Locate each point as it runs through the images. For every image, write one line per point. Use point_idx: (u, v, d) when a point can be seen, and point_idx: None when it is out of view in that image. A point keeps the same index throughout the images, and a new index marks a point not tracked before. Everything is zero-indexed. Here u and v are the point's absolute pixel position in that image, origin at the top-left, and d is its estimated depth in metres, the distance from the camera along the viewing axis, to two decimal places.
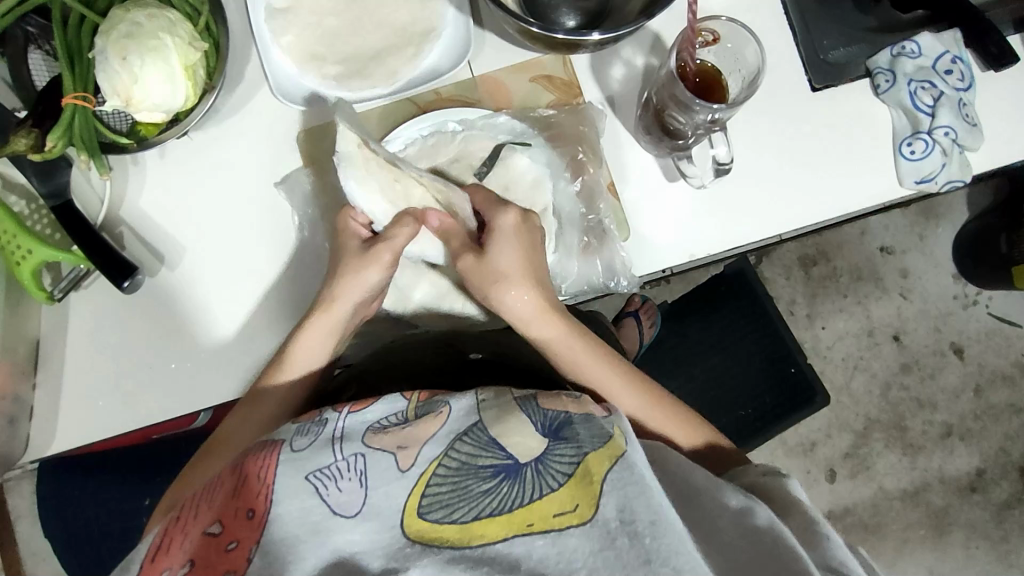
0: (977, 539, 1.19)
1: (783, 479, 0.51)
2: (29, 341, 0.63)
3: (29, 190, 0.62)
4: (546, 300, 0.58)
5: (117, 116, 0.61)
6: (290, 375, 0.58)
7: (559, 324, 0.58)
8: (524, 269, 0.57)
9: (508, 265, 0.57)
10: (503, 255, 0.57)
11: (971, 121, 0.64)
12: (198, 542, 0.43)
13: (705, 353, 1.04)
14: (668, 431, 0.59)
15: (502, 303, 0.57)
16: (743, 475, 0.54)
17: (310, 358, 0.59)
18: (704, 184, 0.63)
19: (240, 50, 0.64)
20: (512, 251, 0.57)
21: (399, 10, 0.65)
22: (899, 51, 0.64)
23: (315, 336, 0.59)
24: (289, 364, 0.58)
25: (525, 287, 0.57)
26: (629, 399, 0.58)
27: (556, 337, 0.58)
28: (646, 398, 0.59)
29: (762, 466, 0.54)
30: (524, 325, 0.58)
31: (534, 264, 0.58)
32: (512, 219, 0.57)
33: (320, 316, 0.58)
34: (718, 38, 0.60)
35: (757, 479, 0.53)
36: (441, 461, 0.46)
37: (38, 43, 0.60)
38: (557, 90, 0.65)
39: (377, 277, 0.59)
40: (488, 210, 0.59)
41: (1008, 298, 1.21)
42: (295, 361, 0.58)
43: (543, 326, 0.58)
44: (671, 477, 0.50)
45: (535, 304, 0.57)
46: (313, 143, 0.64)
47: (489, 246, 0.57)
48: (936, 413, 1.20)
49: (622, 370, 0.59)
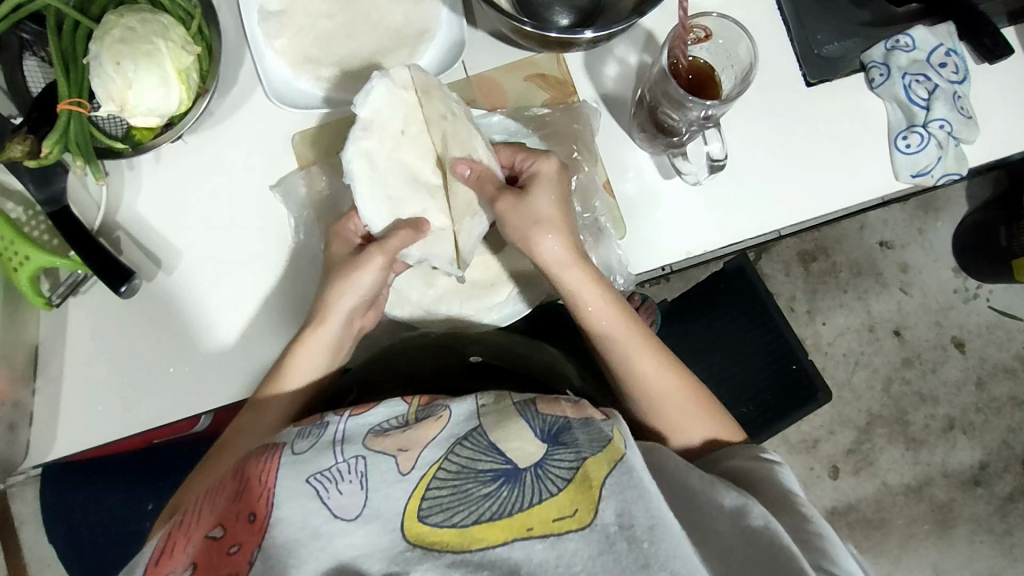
0: (982, 533, 1.18)
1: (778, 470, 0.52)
2: (29, 348, 0.63)
3: (26, 196, 0.62)
4: (578, 249, 0.59)
5: (113, 121, 0.62)
6: (288, 386, 0.59)
7: (593, 279, 0.58)
8: (557, 215, 0.58)
9: (547, 210, 0.58)
10: (545, 198, 0.58)
11: (966, 113, 0.64)
12: (201, 546, 0.44)
13: (709, 351, 1.04)
14: (677, 409, 0.59)
15: (539, 245, 0.57)
16: (734, 457, 0.56)
17: (307, 373, 0.59)
18: (699, 181, 0.63)
19: (233, 54, 0.65)
20: (551, 195, 0.58)
21: (392, 11, 0.65)
22: (892, 45, 0.65)
23: (313, 348, 0.59)
24: (293, 373, 0.59)
25: (558, 233, 0.58)
26: (649, 365, 0.59)
27: (582, 285, 0.58)
28: (664, 363, 0.59)
29: (749, 451, 0.55)
30: (550, 270, 0.58)
31: (566, 210, 0.59)
32: (553, 167, 0.59)
33: (317, 327, 0.59)
34: (710, 34, 0.61)
35: (749, 464, 0.54)
36: (441, 465, 0.46)
37: (33, 50, 0.60)
38: (551, 88, 0.65)
39: (371, 278, 0.58)
40: (526, 158, 0.60)
41: (1008, 291, 1.21)
42: (294, 371, 0.59)
43: (574, 274, 0.58)
44: (669, 483, 0.50)
45: (568, 251, 0.58)
46: (310, 146, 0.65)
47: (531, 190, 0.58)
48: (938, 408, 1.20)
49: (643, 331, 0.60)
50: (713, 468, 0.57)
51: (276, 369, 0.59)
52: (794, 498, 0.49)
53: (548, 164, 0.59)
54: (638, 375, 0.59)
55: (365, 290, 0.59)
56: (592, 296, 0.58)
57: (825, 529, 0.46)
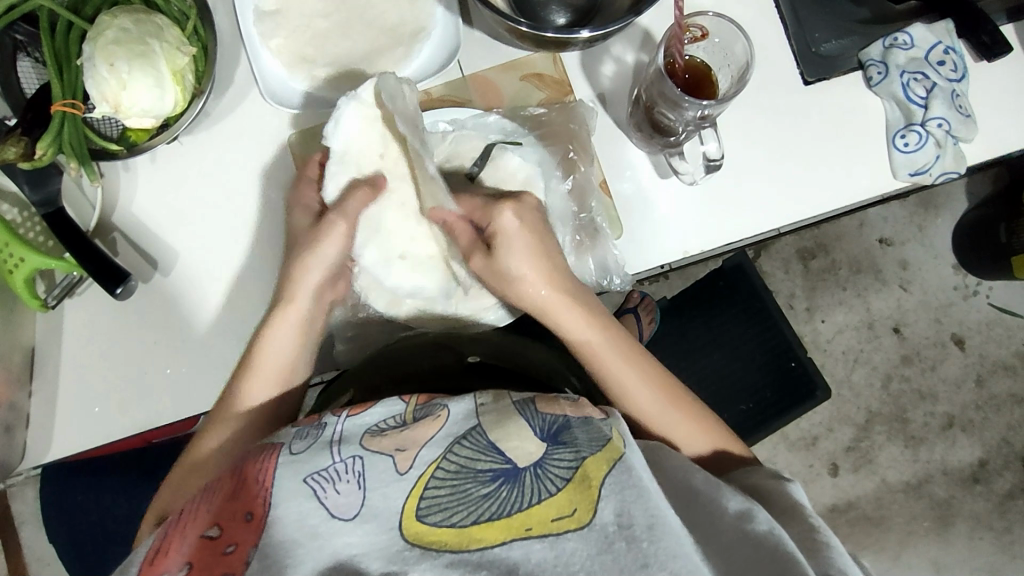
0: (981, 530, 1.18)
1: (784, 480, 0.52)
2: (25, 349, 0.63)
3: (21, 197, 0.62)
4: (563, 289, 0.58)
5: (107, 122, 0.61)
6: (264, 373, 0.58)
7: (581, 317, 0.58)
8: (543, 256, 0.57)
9: (525, 263, 0.57)
10: (518, 250, 0.56)
11: (964, 112, 0.63)
12: (196, 545, 0.44)
13: (706, 349, 1.04)
14: (683, 436, 0.58)
15: (523, 292, 0.57)
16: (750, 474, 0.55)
17: (282, 353, 0.58)
18: (696, 181, 0.63)
19: (229, 54, 0.64)
20: (527, 242, 0.57)
21: (387, 10, 0.64)
22: (891, 43, 0.64)
23: (284, 326, 0.58)
24: (264, 353, 0.58)
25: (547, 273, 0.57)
26: (650, 399, 0.58)
27: (571, 322, 0.58)
28: (667, 397, 0.59)
29: (766, 469, 0.54)
30: (542, 312, 0.58)
31: (546, 251, 0.58)
32: (530, 203, 0.58)
33: (288, 304, 0.59)
34: (707, 33, 0.60)
35: (761, 481, 0.53)
36: (440, 463, 0.46)
37: (27, 50, 0.60)
38: (548, 88, 0.65)
39: (334, 249, 0.60)
40: (501, 202, 0.59)
41: (1008, 287, 1.21)
42: (267, 351, 0.58)
43: (564, 313, 0.58)
44: (673, 480, 0.50)
45: (551, 295, 0.57)
46: (306, 144, 0.64)
47: (502, 243, 0.56)
48: (937, 405, 1.20)
49: (641, 363, 0.59)
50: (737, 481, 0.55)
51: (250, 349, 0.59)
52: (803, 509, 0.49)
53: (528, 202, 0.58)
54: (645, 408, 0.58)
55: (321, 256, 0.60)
56: (590, 333, 0.58)
57: (829, 538, 0.46)
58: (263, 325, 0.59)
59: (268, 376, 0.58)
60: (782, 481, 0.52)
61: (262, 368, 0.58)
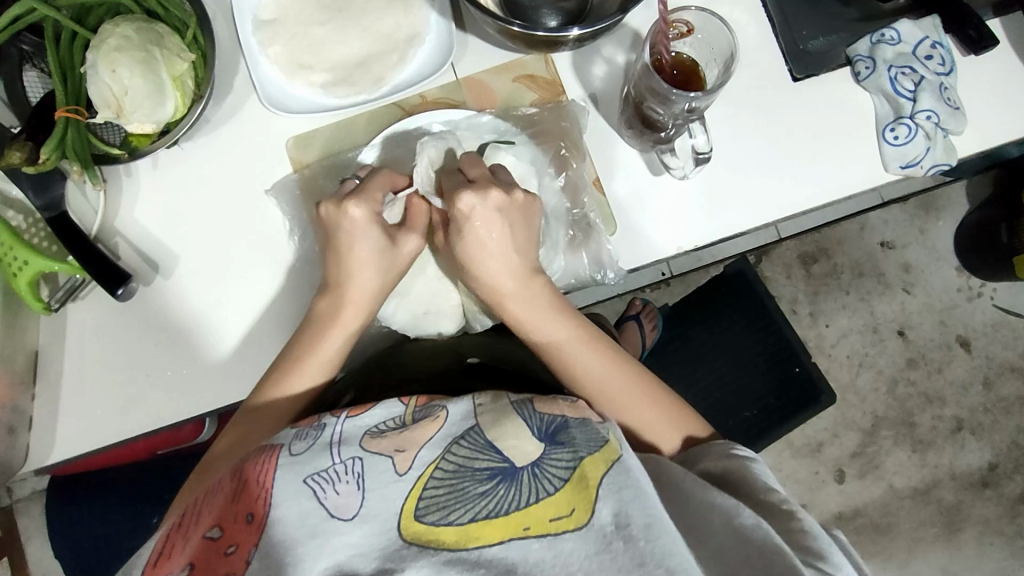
0: (993, 535, 1.17)
1: (745, 458, 0.52)
2: (29, 353, 0.64)
3: (27, 204, 0.64)
4: (525, 275, 0.58)
5: (111, 129, 0.63)
6: (308, 371, 0.58)
7: (541, 302, 0.58)
8: (510, 252, 0.57)
9: (492, 244, 0.56)
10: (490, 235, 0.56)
11: (953, 104, 0.64)
12: (199, 546, 0.44)
13: (710, 356, 1.05)
14: (639, 422, 0.58)
15: (483, 280, 0.58)
16: (706, 457, 0.54)
17: (331, 358, 0.59)
18: (687, 175, 0.63)
19: (229, 62, 0.66)
20: (501, 231, 0.56)
21: (382, 17, 0.66)
22: (878, 39, 0.65)
23: (340, 333, 0.59)
24: (319, 353, 0.58)
25: (501, 258, 0.57)
26: (603, 378, 0.58)
27: (527, 314, 0.58)
28: (622, 376, 0.59)
29: (724, 447, 0.54)
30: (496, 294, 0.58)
31: (525, 242, 0.58)
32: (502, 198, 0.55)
33: (345, 313, 0.59)
34: (692, 29, 0.61)
35: (722, 466, 0.53)
36: (439, 464, 0.46)
37: (33, 61, 0.62)
38: (540, 89, 0.66)
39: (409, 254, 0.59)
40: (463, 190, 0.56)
41: (1012, 289, 1.20)
42: (323, 351, 0.58)
43: (522, 303, 0.58)
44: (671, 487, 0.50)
45: (510, 280, 0.58)
46: (303, 149, 0.66)
47: (470, 231, 0.56)
48: (944, 409, 1.19)
49: (601, 347, 0.59)
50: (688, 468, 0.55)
51: (302, 348, 0.58)
52: (773, 496, 0.49)
53: (492, 197, 0.55)
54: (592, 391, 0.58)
55: (397, 268, 0.59)
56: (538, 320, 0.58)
57: (809, 523, 0.46)
58: (318, 326, 0.58)
59: (310, 376, 0.58)
60: (744, 459, 0.52)
61: (315, 365, 0.58)
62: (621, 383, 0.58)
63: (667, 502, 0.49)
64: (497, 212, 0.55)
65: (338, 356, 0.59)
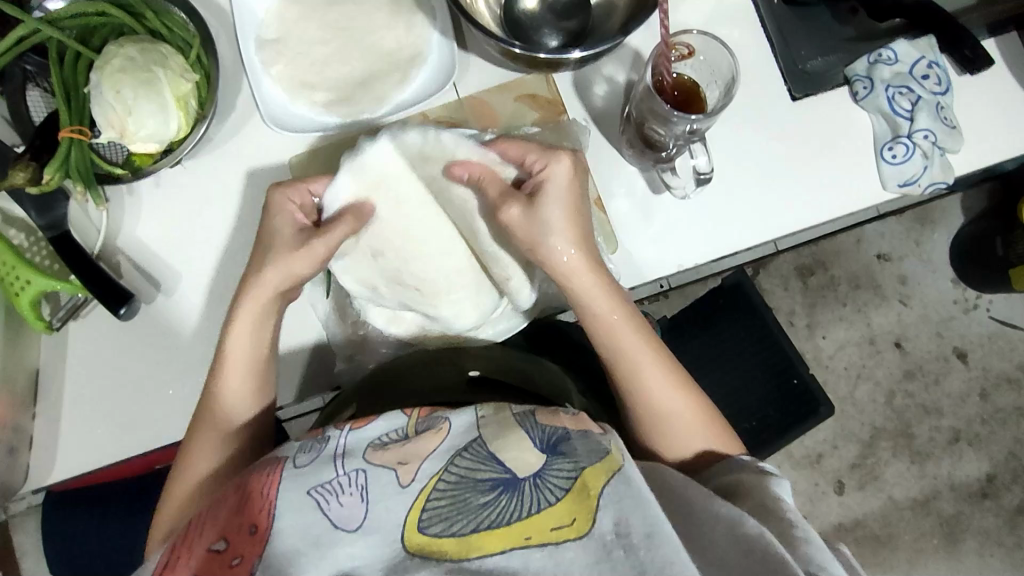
0: (993, 546, 1.17)
1: (772, 475, 0.53)
2: (29, 373, 0.64)
3: (29, 223, 0.64)
4: (591, 255, 0.58)
5: (114, 148, 0.63)
6: (232, 371, 0.58)
7: (606, 285, 0.58)
8: (569, 215, 0.57)
9: (561, 216, 0.56)
10: (559, 202, 0.57)
11: (950, 123, 0.65)
12: (202, 560, 0.43)
13: (708, 365, 1.06)
14: (682, 419, 0.58)
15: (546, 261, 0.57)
16: (729, 471, 0.55)
17: (247, 348, 0.59)
18: (687, 195, 0.64)
19: (232, 81, 0.66)
20: (563, 210, 0.57)
21: (384, 37, 0.66)
22: (875, 59, 0.66)
23: (247, 312, 0.58)
24: (234, 338, 0.58)
25: (574, 242, 0.57)
26: (655, 375, 0.58)
27: (593, 290, 0.58)
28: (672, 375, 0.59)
29: (751, 463, 0.54)
30: (566, 281, 0.58)
31: (580, 214, 0.58)
32: (565, 169, 0.57)
33: (256, 284, 0.58)
34: (693, 51, 0.62)
35: (745, 477, 0.53)
36: (441, 476, 0.46)
37: (36, 81, 0.62)
38: (542, 108, 0.66)
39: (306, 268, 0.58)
40: (537, 159, 0.58)
41: (1008, 301, 1.21)
42: (240, 339, 0.58)
43: (586, 281, 0.58)
44: (671, 494, 0.50)
45: (575, 259, 0.57)
46: (306, 168, 0.65)
47: (541, 200, 0.56)
48: (942, 420, 1.20)
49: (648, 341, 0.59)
50: (713, 480, 0.56)
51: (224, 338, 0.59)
52: (779, 505, 0.49)
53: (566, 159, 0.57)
54: (633, 389, 0.59)
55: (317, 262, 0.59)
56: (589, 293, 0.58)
57: (810, 534, 0.46)
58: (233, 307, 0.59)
59: (240, 368, 0.58)
60: (768, 475, 0.53)
61: (237, 352, 0.58)
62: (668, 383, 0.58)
63: (671, 513, 0.49)
64: (569, 183, 0.57)
65: (257, 339, 0.59)
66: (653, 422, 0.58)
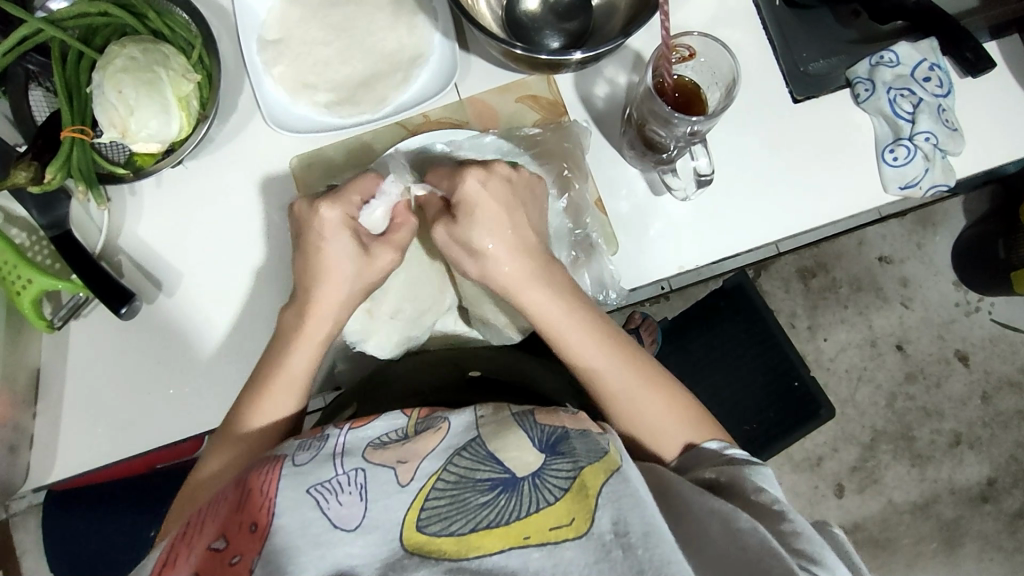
0: (993, 550, 1.17)
1: (753, 464, 0.52)
2: (30, 371, 0.64)
3: (31, 222, 0.64)
4: (531, 258, 0.56)
5: (115, 147, 0.63)
6: (283, 389, 0.57)
7: (560, 292, 0.56)
8: (502, 229, 0.55)
9: (481, 234, 0.55)
10: (482, 218, 0.54)
11: (951, 126, 0.65)
12: (202, 557, 0.43)
13: (709, 369, 1.05)
14: (651, 416, 0.56)
15: (487, 270, 0.56)
16: (698, 465, 0.54)
17: (306, 370, 0.57)
18: (688, 196, 0.64)
19: (233, 82, 0.66)
20: (485, 218, 0.54)
21: (386, 37, 0.67)
22: (876, 61, 0.66)
23: (306, 341, 0.57)
24: (293, 364, 0.57)
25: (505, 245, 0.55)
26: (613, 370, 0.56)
27: (546, 297, 0.56)
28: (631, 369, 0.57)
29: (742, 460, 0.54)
30: (512, 289, 0.56)
31: (507, 212, 0.55)
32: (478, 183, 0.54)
33: (307, 323, 0.57)
34: (694, 53, 0.62)
35: (718, 470, 0.53)
36: (440, 475, 0.46)
37: (38, 80, 0.62)
38: (542, 109, 0.67)
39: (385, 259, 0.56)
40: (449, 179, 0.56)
41: (1010, 303, 1.21)
42: (293, 366, 0.57)
43: (533, 286, 0.56)
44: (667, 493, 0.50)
45: (515, 262, 0.55)
46: (307, 168, 0.66)
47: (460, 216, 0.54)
48: (942, 423, 1.19)
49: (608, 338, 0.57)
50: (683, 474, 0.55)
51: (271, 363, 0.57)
52: (767, 498, 0.49)
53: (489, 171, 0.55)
54: (598, 387, 0.57)
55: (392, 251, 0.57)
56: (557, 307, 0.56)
57: (800, 526, 0.46)
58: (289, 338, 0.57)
59: (288, 391, 0.57)
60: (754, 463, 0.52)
61: (287, 383, 0.57)
62: (631, 379, 0.56)
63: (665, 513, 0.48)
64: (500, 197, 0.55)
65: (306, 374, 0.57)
66: (621, 418, 0.56)
